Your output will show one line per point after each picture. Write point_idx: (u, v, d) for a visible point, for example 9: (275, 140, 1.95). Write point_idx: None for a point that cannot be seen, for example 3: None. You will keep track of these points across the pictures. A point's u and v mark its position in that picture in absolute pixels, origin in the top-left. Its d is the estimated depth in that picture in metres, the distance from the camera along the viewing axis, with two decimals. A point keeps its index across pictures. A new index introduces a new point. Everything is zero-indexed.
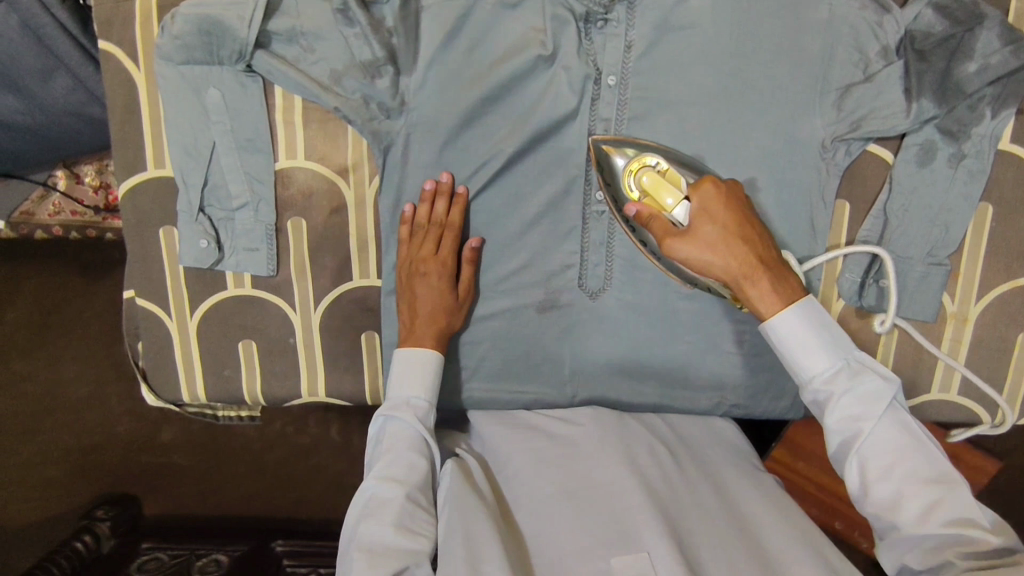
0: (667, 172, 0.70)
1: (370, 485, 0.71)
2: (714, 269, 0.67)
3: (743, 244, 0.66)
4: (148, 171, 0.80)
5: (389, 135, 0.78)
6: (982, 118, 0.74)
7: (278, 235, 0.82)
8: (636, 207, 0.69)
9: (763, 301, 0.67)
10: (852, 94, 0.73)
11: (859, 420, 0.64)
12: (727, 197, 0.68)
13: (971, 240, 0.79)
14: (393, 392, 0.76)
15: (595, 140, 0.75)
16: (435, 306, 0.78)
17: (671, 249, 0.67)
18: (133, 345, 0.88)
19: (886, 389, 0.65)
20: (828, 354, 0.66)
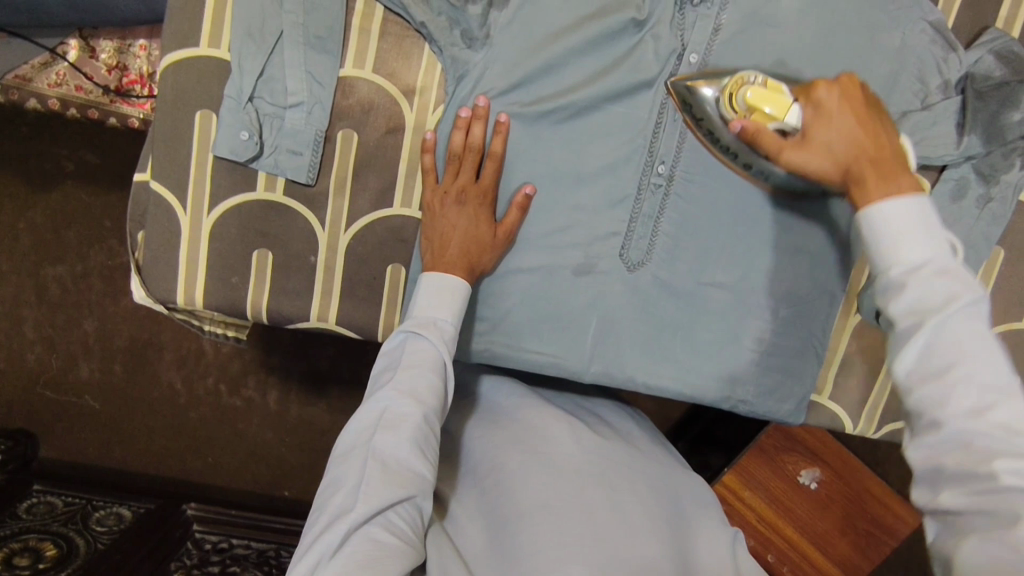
0: (769, 84, 0.68)
1: (388, 398, 0.67)
2: (825, 177, 0.62)
3: (862, 137, 0.60)
4: (200, 48, 0.75)
5: (467, 65, 0.76)
6: (1013, 166, 0.80)
7: (326, 144, 0.77)
8: (741, 122, 0.66)
9: (875, 195, 0.55)
10: (909, 119, 0.77)
11: (935, 308, 0.49)
12: (847, 93, 0.63)
13: (980, 279, 0.84)
14: (420, 312, 0.73)
15: (674, 83, 0.76)
16: (466, 237, 0.75)
17: (786, 160, 0.63)
18: (133, 234, 0.81)
19: (975, 292, 0.49)
20: (924, 240, 0.51)
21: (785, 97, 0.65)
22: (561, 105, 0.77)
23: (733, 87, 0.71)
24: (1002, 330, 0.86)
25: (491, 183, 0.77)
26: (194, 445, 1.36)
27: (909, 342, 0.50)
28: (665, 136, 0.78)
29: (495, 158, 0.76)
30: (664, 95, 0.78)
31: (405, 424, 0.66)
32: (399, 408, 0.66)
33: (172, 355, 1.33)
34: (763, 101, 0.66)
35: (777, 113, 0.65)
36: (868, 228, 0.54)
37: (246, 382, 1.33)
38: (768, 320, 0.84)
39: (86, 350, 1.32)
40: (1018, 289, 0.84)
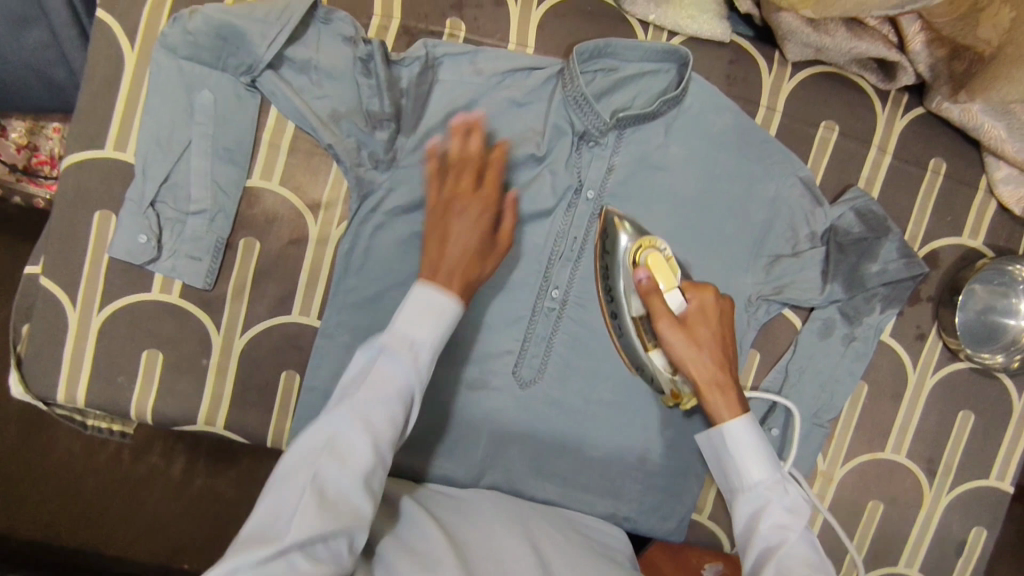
0: (669, 261, 0.80)
1: (343, 416, 0.59)
2: (691, 368, 0.76)
3: (721, 352, 0.77)
4: (106, 150, 0.76)
5: (371, 185, 0.79)
6: (874, 309, 0.87)
7: (227, 251, 0.79)
8: (644, 274, 0.78)
9: (721, 410, 0.75)
10: (780, 263, 0.85)
11: (788, 524, 0.68)
12: (719, 310, 0.79)
13: (846, 411, 0.90)
14: (398, 324, 0.65)
15: (607, 211, 0.82)
16: (469, 242, 0.71)
17: (660, 328, 0.77)
18: (16, 325, 0.79)
19: (802, 506, 0.70)
20: (768, 466, 0.72)
21: (673, 277, 0.79)
22: None
23: (644, 243, 0.80)
24: (865, 458, 0.91)
25: (494, 193, 0.74)
26: (77, 523, 1.26)
27: (765, 550, 0.68)
28: (559, 263, 0.83)
29: (494, 163, 0.75)
30: (561, 225, 0.83)
31: (363, 440, 0.58)
32: (349, 436, 0.58)
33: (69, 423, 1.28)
34: (656, 267, 0.78)
35: (664, 284, 0.78)
36: (719, 446, 0.75)
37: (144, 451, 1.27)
38: (650, 442, 0.88)
39: None
40: (879, 422, 0.91)
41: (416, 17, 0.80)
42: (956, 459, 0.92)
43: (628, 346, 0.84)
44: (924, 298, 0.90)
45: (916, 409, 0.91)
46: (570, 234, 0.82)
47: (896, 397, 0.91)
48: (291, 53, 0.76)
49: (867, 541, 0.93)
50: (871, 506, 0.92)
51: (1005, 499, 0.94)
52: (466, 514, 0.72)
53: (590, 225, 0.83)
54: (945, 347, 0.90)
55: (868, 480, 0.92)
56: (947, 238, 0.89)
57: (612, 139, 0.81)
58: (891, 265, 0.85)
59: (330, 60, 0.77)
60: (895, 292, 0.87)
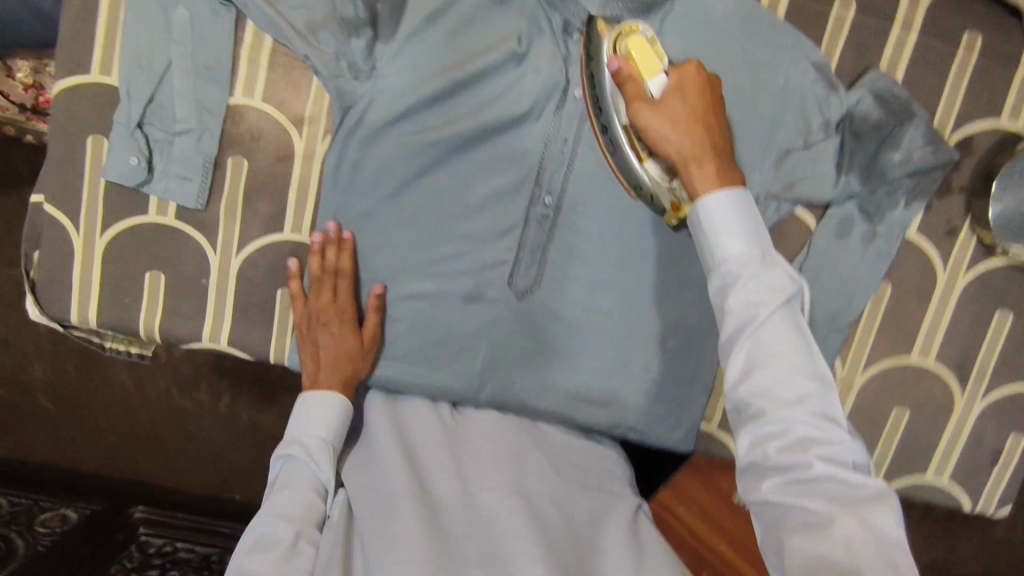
0: (655, 47, 0.71)
1: (281, 453, 0.75)
2: (667, 147, 0.65)
3: (704, 129, 0.65)
4: (91, 75, 0.76)
5: (353, 96, 0.77)
6: (897, 205, 0.81)
7: (216, 171, 0.79)
8: (618, 62, 0.70)
9: (701, 184, 0.62)
10: (789, 159, 0.79)
11: (754, 304, 0.56)
12: (704, 83, 0.69)
13: (868, 313, 0.85)
14: (292, 431, 0.76)
15: (593, 18, 0.75)
16: (336, 361, 0.79)
17: (636, 111, 0.67)
18: (28, 253, 0.82)
19: (789, 286, 0.56)
20: (748, 237, 0.58)
21: (659, 63, 0.69)
22: (450, 137, 0.79)
23: (623, 32, 0.72)
24: (890, 364, 0.86)
25: (348, 305, 0.80)
26: (140, 447, 1.38)
27: (746, 336, 0.56)
28: (551, 168, 0.80)
29: (347, 275, 0.80)
30: (551, 128, 0.79)
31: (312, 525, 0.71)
32: (303, 428, 0.76)
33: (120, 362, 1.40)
34: (639, 54, 0.70)
35: (647, 73, 0.69)
36: (697, 221, 0.62)
37: (196, 383, 1.35)
38: (654, 351, 0.86)
39: (36, 352, 1.38)
40: (905, 325, 0.85)
41: None
42: (991, 364, 0.86)
43: (622, 161, 0.74)
44: (955, 189, 0.82)
45: (946, 311, 0.85)
46: (561, 138, 0.79)
47: (923, 298, 0.85)
48: None
49: (891, 451, 0.88)
50: (895, 414, 0.87)
51: None
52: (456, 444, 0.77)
53: (581, 126, 0.78)
54: (979, 244, 0.83)
55: (892, 388, 0.87)
56: (982, 121, 0.81)
57: None
58: (915, 153, 0.78)
59: None
60: (921, 184, 0.80)
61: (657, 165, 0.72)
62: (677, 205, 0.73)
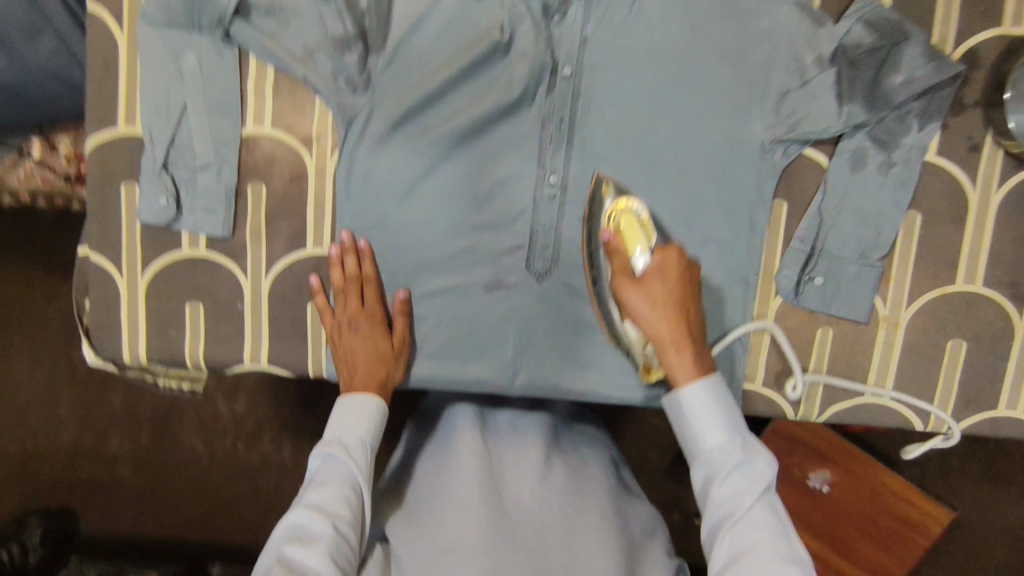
0: (645, 223, 0.78)
1: (319, 451, 0.79)
2: (647, 328, 0.74)
3: (681, 317, 0.73)
4: (119, 127, 0.83)
5: (354, 110, 0.82)
6: (910, 129, 0.79)
7: (238, 199, 0.84)
8: (608, 234, 0.78)
9: (678, 370, 0.73)
10: (789, 98, 0.79)
11: (739, 493, 0.70)
12: (685, 269, 0.75)
13: (902, 245, 0.82)
14: (329, 430, 0.80)
15: (599, 175, 0.81)
16: (370, 369, 0.81)
17: (621, 289, 0.75)
18: (81, 302, 0.88)
19: (768, 471, 0.71)
20: (725, 430, 0.72)
21: (643, 237, 0.77)
22: (449, 132, 0.82)
23: (619, 205, 0.79)
24: (935, 295, 0.82)
25: (376, 303, 0.83)
26: (210, 504, 1.52)
27: (726, 522, 0.69)
28: (551, 148, 0.82)
29: (371, 281, 0.83)
30: (545, 109, 0.81)
31: (350, 524, 0.75)
32: (338, 428, 0.79)
33: (188, 423, 1.51)
34: (628, 226, 0.78)
35: (633, 246, 0.76)
36: (673, 411, 0.74)
37: (261, 439, 1.51)
38: None
39: (115, 423, 1.52)
40: (944, 252, 0.81)
41: None
42: None
43: (608, 314, 0.82)
44: (970, 104, 0.80)
45: (985, 231, 0.81)
46: (556, 117, 0.81)
47: (957, 220, 0.81)
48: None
49: (954, 386, 0.83)
50: (952, 346, 0.82)
51: None
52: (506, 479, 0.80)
53: (574, 102, 0.81)
54: (1007, 155, 0.80)
55: (942, 320, 0.82)
56: (983, 31, 0.79)
57: (577, 11, 0.79)
58: (918, 72, 0.76)
59: None
60: (932, 103, 0.78)
61: (636, 327, 0.79)
62: (648, 366, 0.80)
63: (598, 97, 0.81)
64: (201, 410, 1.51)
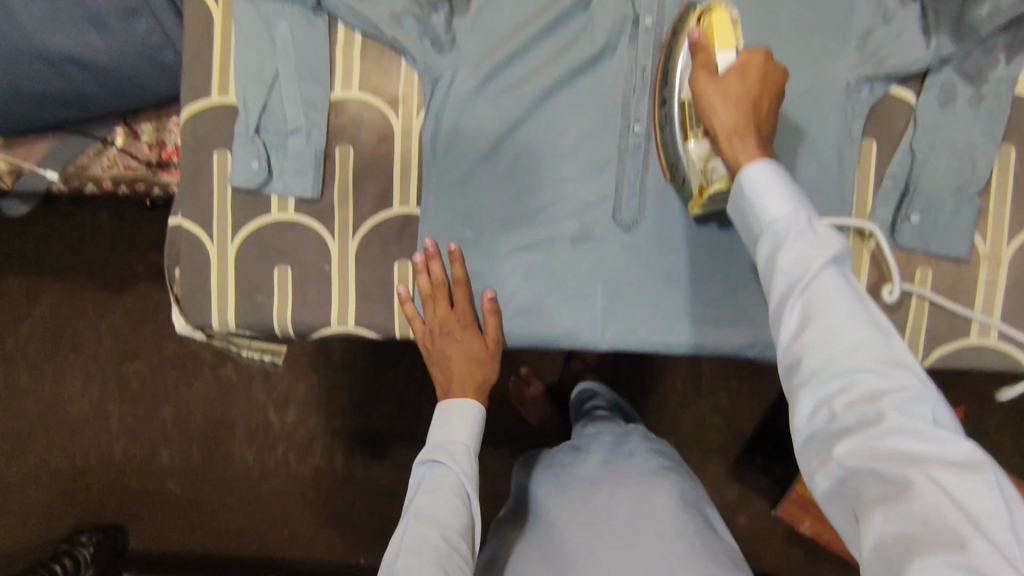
0: (734, 27, 0.74)
1: (425, 458, 0.83)
2: (712, 118, 0.70)
3: (750, 111, 0.69)
4: (212, 97, 0.85)
5: (439, 71, 0.84)
6: (998, 63, 0.78)
7: (327, 161, 0.85)
8: (697, 34, 0.73)
9: (742, 154, 0.68)
10: (874, 37, 0.79)
11: (811, 258, 0.61)
12: (767, 73, 0.70)
13: (997, 180, 0.80)
14: (433, 437, 0.85)
15: (691, 3, 0.79)
16: (466, 370, 0.86)
17: (697, 80, 0.71)
18: (170, 270, 0.89)
19: (837, 241, 0.62)
20: (792, 202, 0.65)
21: (734, 39, 0.73)
22: (533, 88, 0.83)
23: (704, 10, 0.75)
24: None
25: (467, 306, 0.85)
26: (261, 521, 1.50)
27: (795, 285, 0.62)
28: (635, 98, 0.83)
29: (461, 282, 0.84)
30: (628, 60, 0.82)
31: (460, 531, 0.75)
32: (442, 435, 0.85)
33: (241, 433, 1.50)
34: (718, 27, 0.73)
35: (720, 45, 0.72)
36: (740, 183, 0.67)
37: (313, 450, 1.49)
38: None
39: (165, 439, 1.51)
40: None
41: None
42: None
43: (667, 140, 0.80)
44: None
45: None
46: (639, 67, 0.82)
47: None
48: None
49: None
50: None
51: None
52: (595, 485, 0.88)
53: (657, 51, 0.82)
54: None
55: None
56: None
57: None
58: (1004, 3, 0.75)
59: None
60: (1018, 36, 0.78)
61: (700, 144, 0.75)
62: (704, 188, 0.76)
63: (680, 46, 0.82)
64: (251, 420, 1.49)
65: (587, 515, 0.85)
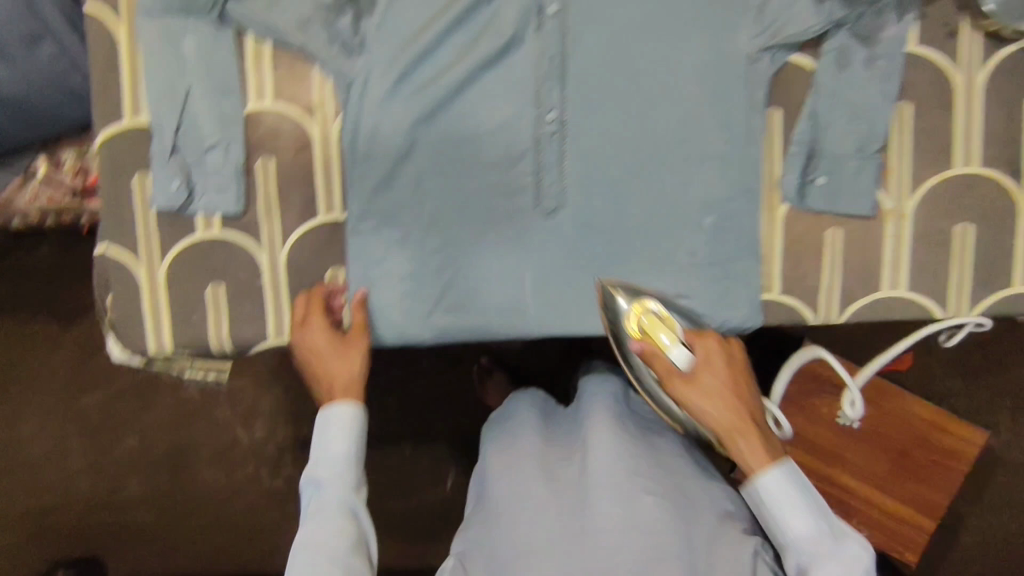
0: (665, 318, 0.84)
1: (309, 480, 0.79)
2: (713, 417, 0.80)
3: (739, 401, 0.81)
4: (125, 120, 0.85)
5: (351, 74, 0.84)
6: (889, 23, 0.80)
7: (247, 175, 0.86)
8: (640, 343, 0.83)
9: (752, 460, 0.78)
10: (770, 7, 0.81)
11: (816, 551, 0.75)
12: (727, 352, 0.83)
13: (896, 137, 0.83)
14: (314, 452, 0.80)
15: (600, 282, 0.87)
16: (348, 377, 0.83)
17: (677, 392, 0.82)
18: (101, 298, 0.89)
19: (858, 562, 0.74)
20: (808, 518, 0.76)
21: (671, 334, 0.83)
22: (445, 85, 0.84)
23: (637, 309, 0.84)
24: (935, 182, 0.84)
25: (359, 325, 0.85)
26: (236, 539, 1.49)
27: (813, 563, 0.75)
28: (546, 87, 0.84)
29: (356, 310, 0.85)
30: (536, 50, 0.83)
31: (347, 553, 0.74)
32: (325, 451, 0.80)
33: (208, 452, 1.49)
34: (653, 333, 0.83)
35: (667, 345, 0.82)
36: (758, 496, 0.78)
37: (282, 462, 1.49)
38: (696, 235, 0.86)
39: (133, 467, 1.49)
40: (938, 138, 0.83)
41: None
42: None
43: (664, 407, 0.89)
44: None
45: (975, 111, 0.82)
46: (548, 56, 0.83)
47: (947, 105, 0.82)
48: None
49: (966, 268, 0.84)
50: (959, 231, 0.84)
51: None
52: (585, 468, 0.79)
53: (563, 40, 0.83)
54: (985, 35, 0.81)
55: (946, 204, 0.84)
56: None
57: None
58: None
59: None
60: None
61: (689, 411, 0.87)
62: (721, 444, 0.84)
63: (586, 32, 0.83)
64: (213, 439, 1.49)
65: (565, 502, 0.77)
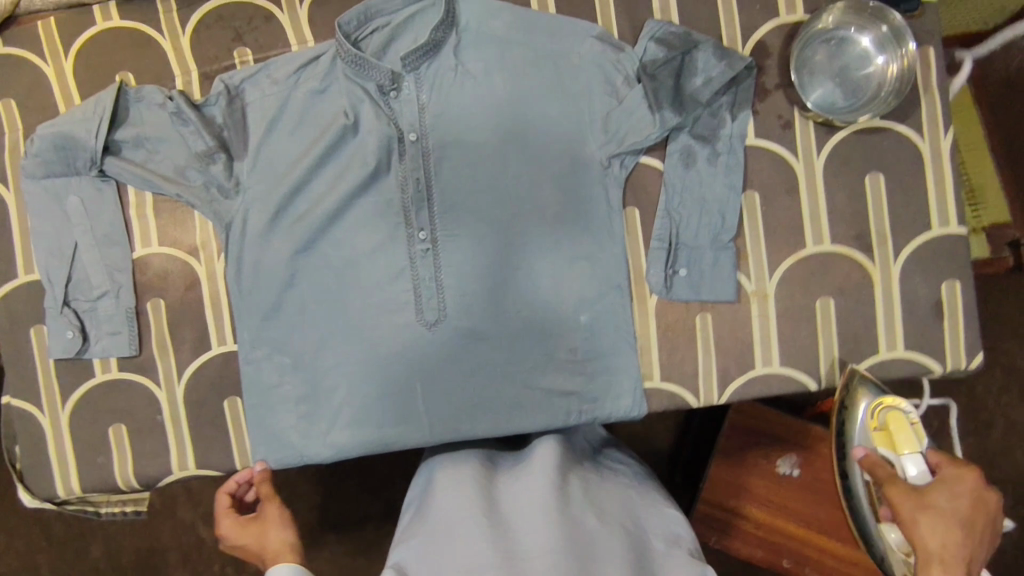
0: (916, 424, 0.82)
1: None
2: (930, 536, 0.69)
3: (980, 533, 0.69)
4: (19, 278, 0.89)
5: (229, 213, 0.88)
6: (724, 121, 0.86)
7: (139, 317, 0.89)
8: (864, 451, 0.81)
9: (929, 539, 0.69)
10: (613, 117, 0.86)
11: None
12: (982, 496, 0.72)
13: (748, 224, 0.88)
14: None
15: (853, 370, 0.86)
16: (277, 544, 0.84)
17: (907, 514, 0.71)
18: (11, 448, 0.92)
19: None
20: None
21: (914, 438, 0.80)
22: (318, 214, 0.88)
23: (885, 401, 0.85)
24: (791, 263, 0.88)
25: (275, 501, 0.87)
26: None
27: None
28: (415, 207, 0.87)
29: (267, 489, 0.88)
30: (402, 175, 0.88)
31: None
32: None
33: (175, 557, 1.27)
34: (897, 424, 0.82)
35: (908, 447, 0.79)
36: None
37: None
38: (575, 332, 0.88)
39: None
40: (788, 221, 0.88)
41: (210, 61, 0.89)
42: (887, 224, 0.87)
43: (860, 525, 0.86)
44: (771, 88, 0.87)
45: (818, 194, 0.87)
46: (413, 179, 0.87)
47: (792, 190, 0.87)
48: (121, 136, 0.87)
49: (833, 339, 0.88)
50: (821, 305, 0.88)
51: (960, 243, 0.87)
52: (516, 495, 0.75)
53: (426, 164, 0.87)
54: (817, 125, 0.87)
55: (807, 282, 0.88)
56: (766, 25, 0.88)
57: (411, 85, 0.87)
58: (713, 72, 0.84)
59: (153, 127, 0.87)
60: (738, 96, 0.86)
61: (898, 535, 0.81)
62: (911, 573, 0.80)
63: (445, 153, 0.88)
64: None
65: (496, 527, 0.70)
